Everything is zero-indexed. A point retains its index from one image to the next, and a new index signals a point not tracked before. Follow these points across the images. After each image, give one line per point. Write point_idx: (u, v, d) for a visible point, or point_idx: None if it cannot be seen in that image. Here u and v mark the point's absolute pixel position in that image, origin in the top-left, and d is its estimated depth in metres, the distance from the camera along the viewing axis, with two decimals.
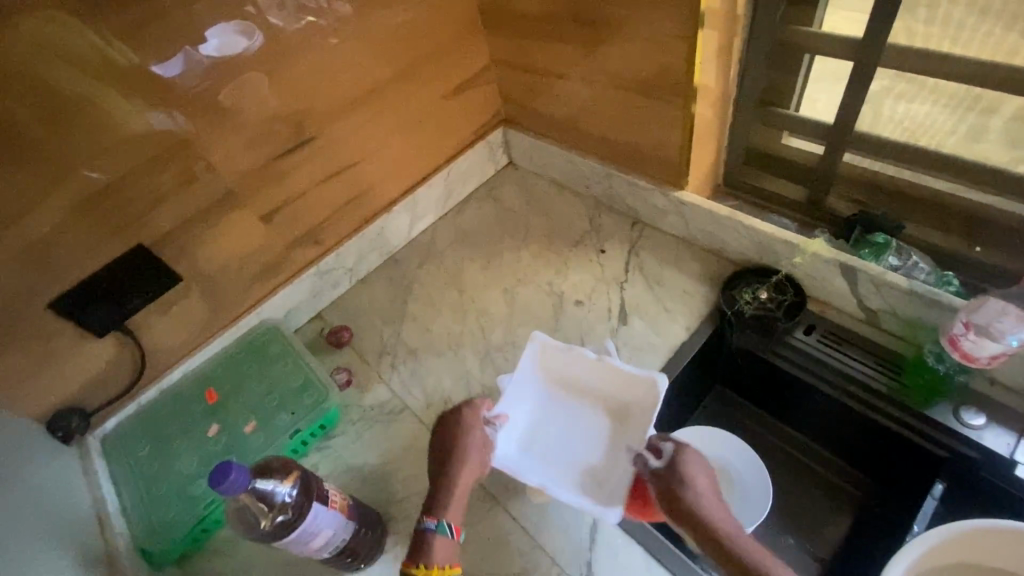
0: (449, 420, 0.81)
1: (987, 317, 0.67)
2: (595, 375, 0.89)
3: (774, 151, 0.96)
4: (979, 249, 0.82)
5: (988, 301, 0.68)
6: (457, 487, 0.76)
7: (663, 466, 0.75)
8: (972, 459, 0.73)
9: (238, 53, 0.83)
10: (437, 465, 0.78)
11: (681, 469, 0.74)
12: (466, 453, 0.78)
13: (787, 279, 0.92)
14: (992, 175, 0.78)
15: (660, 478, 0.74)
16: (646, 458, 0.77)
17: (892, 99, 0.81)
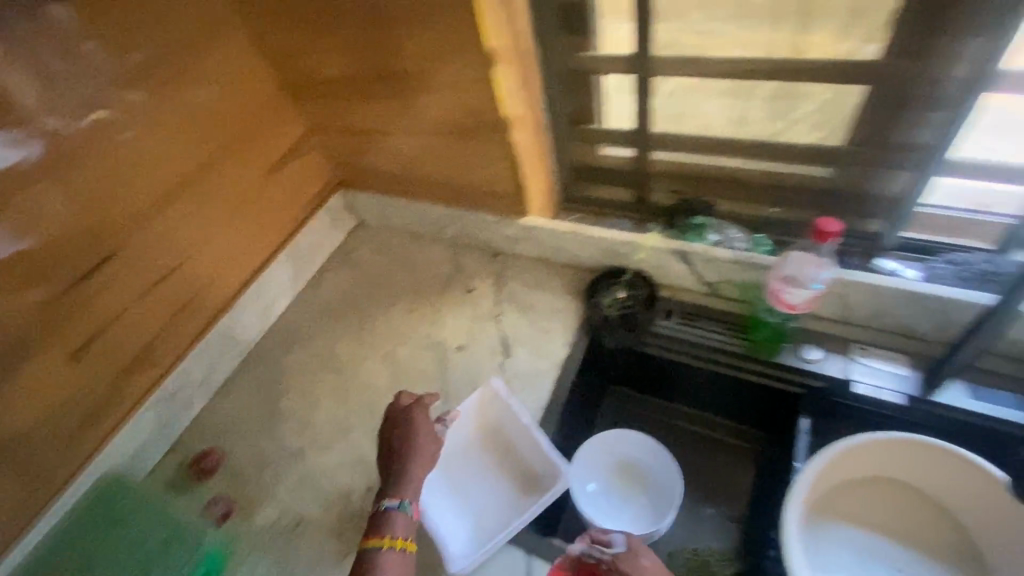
0: (411, 405, 0.81)
1: (794, 269, 0.79)
2: (526, 442, 0.87)
3: (595, 163, 1.03)
4: (775, 209, 0.95)
5: (790, 255, 0.80)
6: (413, 471, 0.75)
7: (620, 553, 0.67)
8: (821, 389, 0.84)
9: (8, 167, 0.70)
10: (397, 447, 0.77)
11: (637, 555, 0.67)
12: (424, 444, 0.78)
13: (636, 275, 0.99)
14: (769, 149, 0.89)
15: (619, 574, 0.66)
16: (595, 549, 0.69)
17: (671, 100, 0.92)
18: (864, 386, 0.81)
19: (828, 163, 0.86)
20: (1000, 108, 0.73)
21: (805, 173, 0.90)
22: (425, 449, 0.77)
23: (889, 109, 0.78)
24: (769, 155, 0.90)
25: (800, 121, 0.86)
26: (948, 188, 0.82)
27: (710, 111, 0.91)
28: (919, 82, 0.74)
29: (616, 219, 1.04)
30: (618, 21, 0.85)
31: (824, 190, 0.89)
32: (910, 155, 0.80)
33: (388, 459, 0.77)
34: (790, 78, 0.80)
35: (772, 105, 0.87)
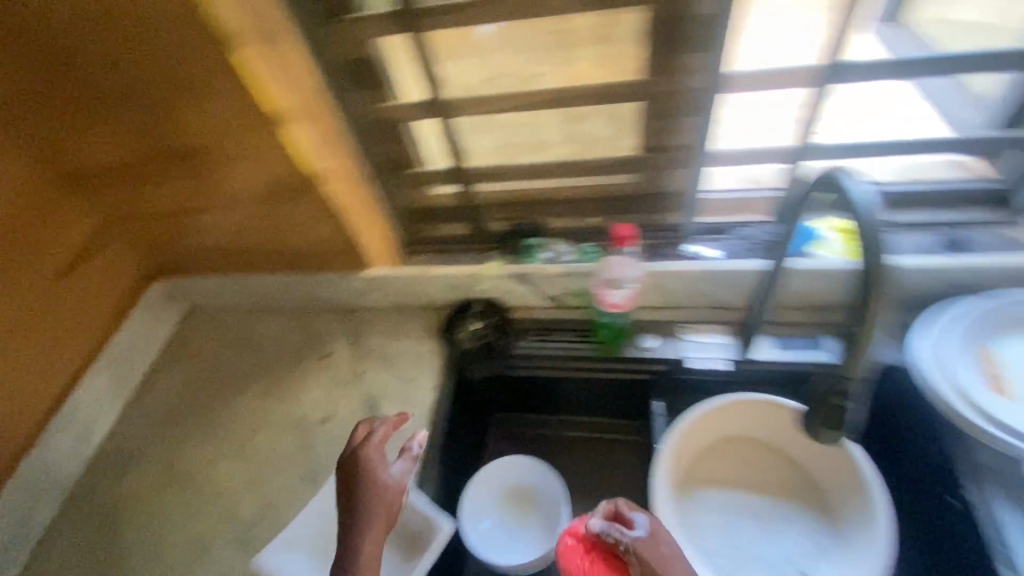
0: (373, 440, 0.73)
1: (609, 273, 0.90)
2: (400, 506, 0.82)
3: (427, 203, 1.03)
4: (590, 220, 1.02)
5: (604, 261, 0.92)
6: (368, 538, 0.65)
7: (642, 538, 0.64)
8: (662, 371, 0.92)
9: None
10: (355, 493, 0.69)
11: (657, 543, 0.64)
12: (386, 491, 0.70)
13: (487, 305, 1.00)
14: (574, 166, 0.94)
15: (640, 559, 0.63)
16: (615, 530, 0.65)
17: (474, 135, 0.96)
18: (694, 359, 0.91)
19: (631, 172, 0.93)
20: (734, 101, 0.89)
21: (616, 182, 0.96)
22: (382, 507, 0.68)
23: (659, 118, 0.85)
24: (575, 171, 0.94)
25: (596, 137, 0.93)
26: (721, 172, 0.97)
27: (517, 141, 0.96)
28: (675, 93, 0.81)
29: (457, 254, 1.07)
30: (396, 52, 0.85)
31: (625, 197, 0.97)
32: (680, 155, 0.89)
33: (344, 523, 0.68)
34: (572, 104, 0.83)
35: (570, 126, 0.93)
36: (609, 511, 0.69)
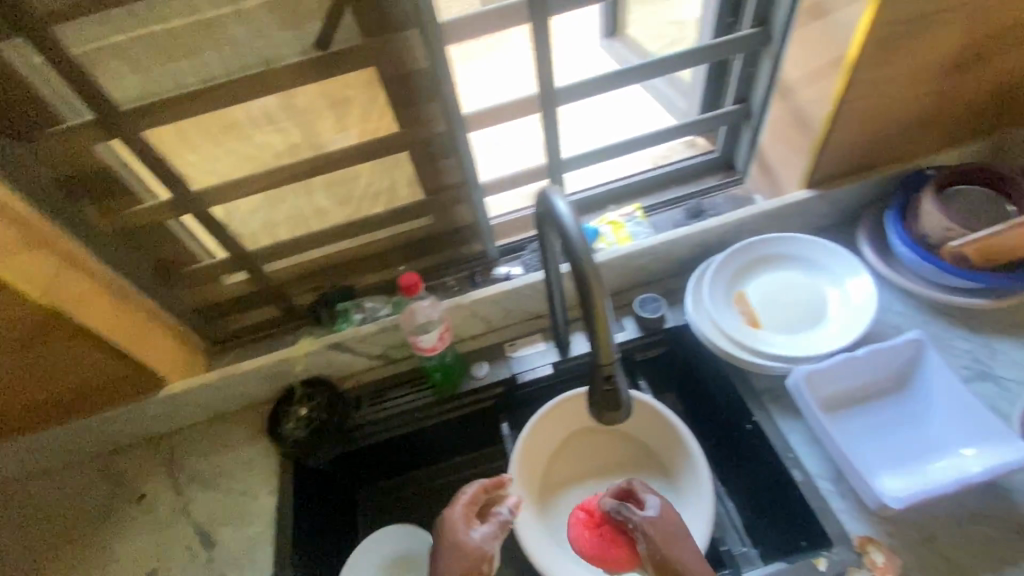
0: (456, 505, 0.65)
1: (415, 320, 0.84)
2: None
3: (219, 299, 0.96)
4: (403, 267, 1.02)
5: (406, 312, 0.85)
6: None
7: (653, 518, 0.62)
8: (503, 393, 0.93)
9: None
10: (437, 559, 0.63)
11: (665, 524, 0.62)
12: (464, 554, 0.62)
13: (312, 382, 0.95)
14: (359, 224, 0.93)
15: (647, 540, 0.61)
16: (628, 509, 0.64)
17: (241, 214, 0.88)
18: (526, 372, 0.93)
19: (420, 217, 0.96)
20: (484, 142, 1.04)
21: (409, 229, 0.97)
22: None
23: (425, 164, 0.89)
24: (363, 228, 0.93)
25: (371, 194, 0.91)
26: (497, 202, 1.09)
27: (290, 216, 0.90)
28: (424, 140, 0.85)
29: (273, 340, 1.00)
30: (121, 151, 0.77)
31: (428, 237, 0.99)
32: (459, 192, 0.93)
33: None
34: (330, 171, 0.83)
35: (335, 191, 0.89)
36: (621, 491, 0.67)
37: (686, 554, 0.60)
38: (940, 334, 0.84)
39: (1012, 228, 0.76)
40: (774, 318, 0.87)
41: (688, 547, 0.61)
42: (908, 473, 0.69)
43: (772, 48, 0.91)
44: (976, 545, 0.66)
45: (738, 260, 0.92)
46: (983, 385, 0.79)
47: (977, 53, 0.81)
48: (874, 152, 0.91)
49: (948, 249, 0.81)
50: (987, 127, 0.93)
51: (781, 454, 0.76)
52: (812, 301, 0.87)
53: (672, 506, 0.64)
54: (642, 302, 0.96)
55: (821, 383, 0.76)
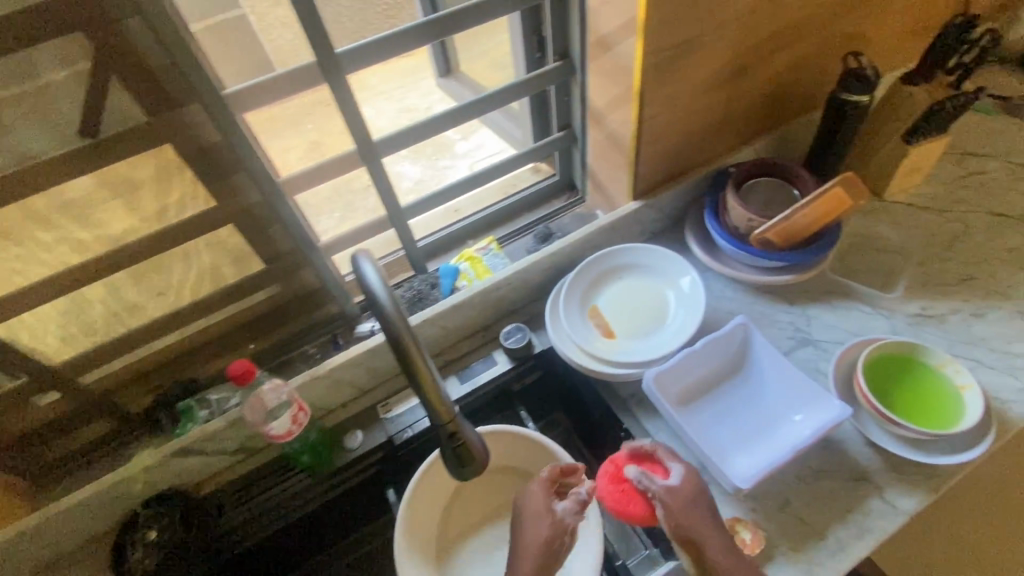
0: (538, 479, 0.73)
1: (261, 407, 0.76)
2: None
3: (27, 425, 0.79)
4: (254, 344, 0.94)
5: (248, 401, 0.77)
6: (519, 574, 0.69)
7: (675, 485, 0.70)
8: (384, 457, 0.88)
9: None
10: (522, 530, 0.69)
11: (684, 493, 0.69)
12: (550, 525, 0.68)
13: (160, 497, 0.84)
14: (187, 310, 0.84)
15: (663, 505, 0.68)
16: (649, 478, 0.70)
17: (34, 330, 0.75)
18: (399, 427, 0.88)
19: (261, 289, 0.89)
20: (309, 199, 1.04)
21: (251, 302, 0.89)
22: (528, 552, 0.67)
23: (251, 236, 0.83)
24: (195, 315, 0.85)
25: (197, 276, 0.83)
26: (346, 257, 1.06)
27: (101, 317, 0.79)
28: (242, 212, 0.79)
29: (108, 461, 0.86)
30: None
31: (275, 308, 0.93)
32: (298, 257, 0.89)
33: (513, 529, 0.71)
34: (136, 262, 0.75)
35: (150, 283, 0.80)
36: (647, 456, 0.74)
37: (704, 524, 0.67)
38: (766, 312, 0.94)
39: (803, 209, 0.86)
40: (626, 325, 0.92)
41: (708, 516, 0.68)
42: (757, 449, 0.76)
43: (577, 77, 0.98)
44: (823, 500, 0.73)
45: (586, 275, 0.96)
46: (806, 350, 0.89)
47: (742, 64, 0.93)
48: (682, 159, 1.01)
49: (756, 237, 0.90)
50: (769, 124, 1.07)
51: None
52: (656, 305, 0.93)
53: (697, 477, 0.71)
54: (507, 333, 0.95)
55: (673, 381, 0.81)
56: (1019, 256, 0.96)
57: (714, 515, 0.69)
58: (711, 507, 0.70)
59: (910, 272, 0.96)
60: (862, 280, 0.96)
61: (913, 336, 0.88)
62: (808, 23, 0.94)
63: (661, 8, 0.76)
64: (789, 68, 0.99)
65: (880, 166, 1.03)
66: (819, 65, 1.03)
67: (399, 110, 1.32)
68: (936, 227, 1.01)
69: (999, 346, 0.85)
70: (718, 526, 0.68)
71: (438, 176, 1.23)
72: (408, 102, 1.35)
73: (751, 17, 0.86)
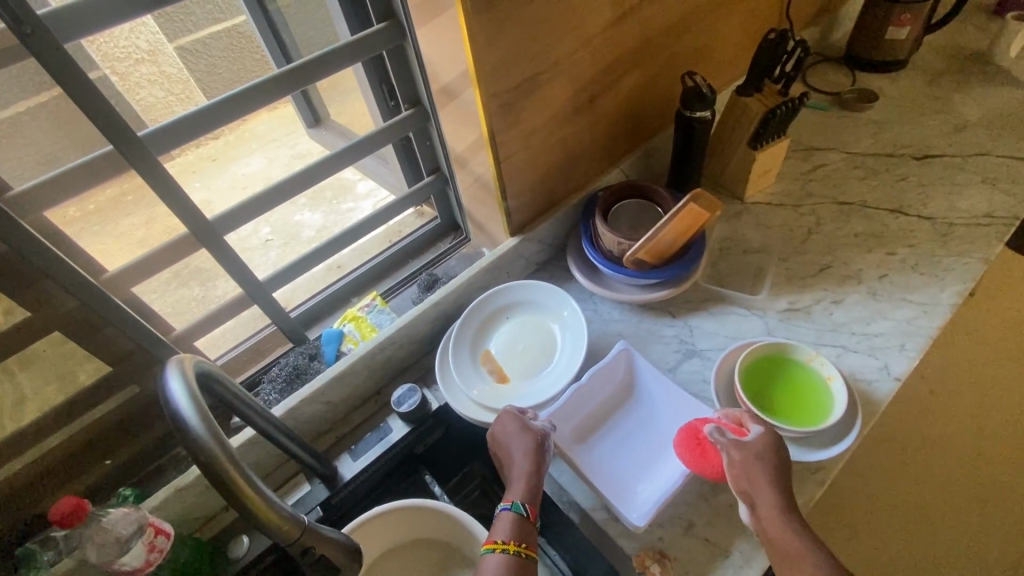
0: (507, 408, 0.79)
1: (112, 533, 0.67)
2: None
3: None
4: (112, 458, 0.82)
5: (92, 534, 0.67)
6: (516, 481, 0.71)
7: (749, 441, 0.70)
8: (277, 560, 0.80)
9: None
10: (509, 452, 0.74)
11: (753, 447, 0.69)
12: (528, 432, 0.74)
13: None
14: (11, 441, 0.72)
15: (730, 458, 0.70)
16: (722, 433, 0.72)
17: None
18: None
19: (107, 397, 0.79)
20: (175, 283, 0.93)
21: (96, 416, 0.79)
22: (519, 460, 0.72)
23: (83, 342, 0.73)
24: (25, 443, 0.73)
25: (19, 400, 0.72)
26: (212, 342, 0.97)
27: None
28: (63, 319, 0.70)
29: None
30: None
31: (127, 417, 0.82)
32: (144, 356, 0.79)
33: (503, 452, 0.75)
34: None
35: None
36: (733, 420, 0.74)
37: (764, 482, 0.67)
38: (651, 328, 0.95)
39: (664, 228, 0.88)
40: (518, 367, 0.90)
41: (771, 475, 0.67)
42: (655, 473, 0.76)
43: (433, 121, 0.96)
44: (723, 514, 0.74)
45: (472, 321, 0.94)
46: (692, 362, 0.91)
47: (591, 93, 0.95)
48: (551, 190, 1.01)
49: (628, 259, 0.91)
50: (629, 144, 1.10)
51: (557, 500, 0.78)
52: (543, 341, 0.92)
53: (779, 444, 0.70)
54: (400, 397, 0.89)
55: (567, 418, 0.81)
56: (864, 240, 1.04)
57: (784, 477, 0.68)
58: (783, 473, 0.68)
59: (775, 269, 1.01)
60: (733, 284, 1.00)
61: (784, 332, 0.93)
62: (646, 49, 0.98)
63: (490, 54, 0.76)
64: (636, 91, 1.03)
65: (734, 172, 1.09)
66: (665, 85, 1.07)
67: (293, 156, 1.23)
68: (792, 222, 1.08)
69: (858, 329, 0.92)
70: (782, 487, 0.67)
71: (342, 221, 1.17)
72: (302, 148, 1.26)
73: (587, 49, 0.88)
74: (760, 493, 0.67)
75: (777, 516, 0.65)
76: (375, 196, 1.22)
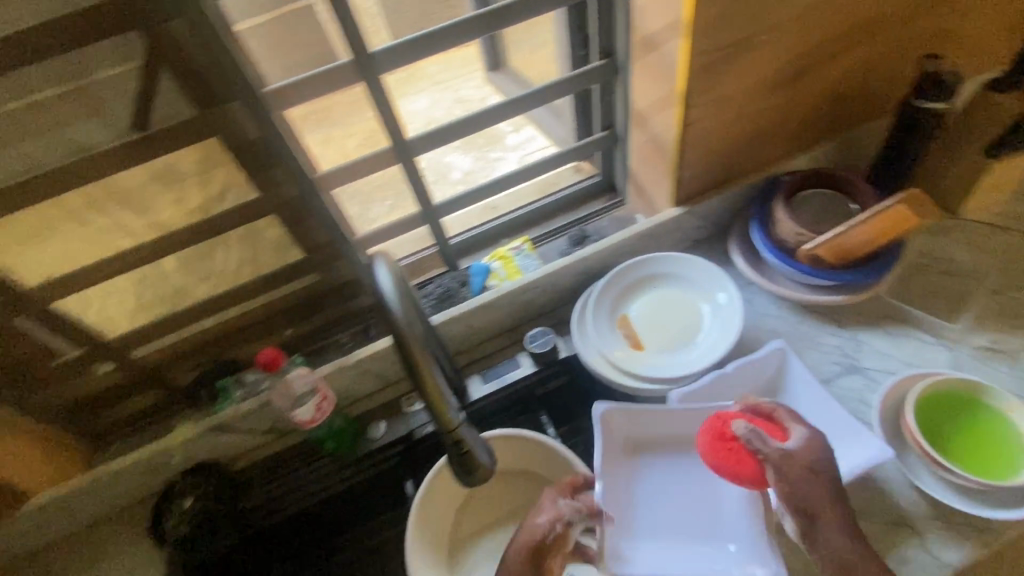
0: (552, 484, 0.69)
1: (301, 386, 0.82)
2: None
3: (89, 393, 0.87)
4: (292, 330, 0.96)
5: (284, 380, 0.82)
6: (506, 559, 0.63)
7: (794, 449, 0.62)
8: (403, 450, 0.90)
9: None
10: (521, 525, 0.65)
11: (803, 457, 0.61)
12: (547, 515, 0.64)
13: (195, 471, 0.89)
14: (228, 296, 0.88)
15: (778, 470, 0.60)
16: (762, 440, 0.61)
17: (103, 301, 0.81)
18: (419, 417, 0.92)
19: (299, 279, 0.91)
20: (358, 194, 1.04)
21: (287, 291, 0.92)
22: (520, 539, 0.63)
23: (291, 227, 0.85)
24: (237, 300, 0.89)
25: (236, 265, 0.87)
26: None
27: (154, 299, 0.85)
28: (281, 205, 0.82)
29: (163, 423, 0.93)
30: None
31: (308, 300, 0.95)
32: (332, 250, 0.90)
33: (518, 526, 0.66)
34: (184, 247, 0.80)
35: (195, 268, 0.84)
36: (761, 415, 0.66)
37: (823, 496, 0.60)
38: (812, 332, 0.88)
39: (859, 227, 0.80)
40: (657, 338, 0.88)
41: (825, 485, 0.61)
42: (729, 511, 0.75)
43: (621, 75, 0.95)
44: None
45: (619, 282, 0.93)
46: (852, 378, 0.83)
47: (805, 65, 0.86)
48: (730, 166, 0.96)
49: (804, 252, 0.84)
50: (831, 130, 0.99)
51: (670, 472, 0.78)
52: (689, 318, 0.89)
53: (821, 447, 0.63)
54: (533, 336, 0.94)
55: (620, 509, 0.74)
56: None
57: (835, 483, 0.62)
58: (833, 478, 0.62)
59: (981, 300, 0.87)
60: (922, 306, 0.88)
61: (976, 372, 0.81)
62: (883, 21, 0.86)
63: (711, 7, 0.72)
64: (857, 70, 0.91)
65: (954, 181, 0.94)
66: (894, 67, 0.94)
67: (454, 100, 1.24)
68: (1017, 251, 0.91)
69: None
70: (833, 493, 0.61)
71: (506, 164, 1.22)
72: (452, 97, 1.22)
73: (814, 15, 0.80)
74: (821, 508, 0.61)
75: (838, 525, 0.61)
76: (522, 149, 1.22)
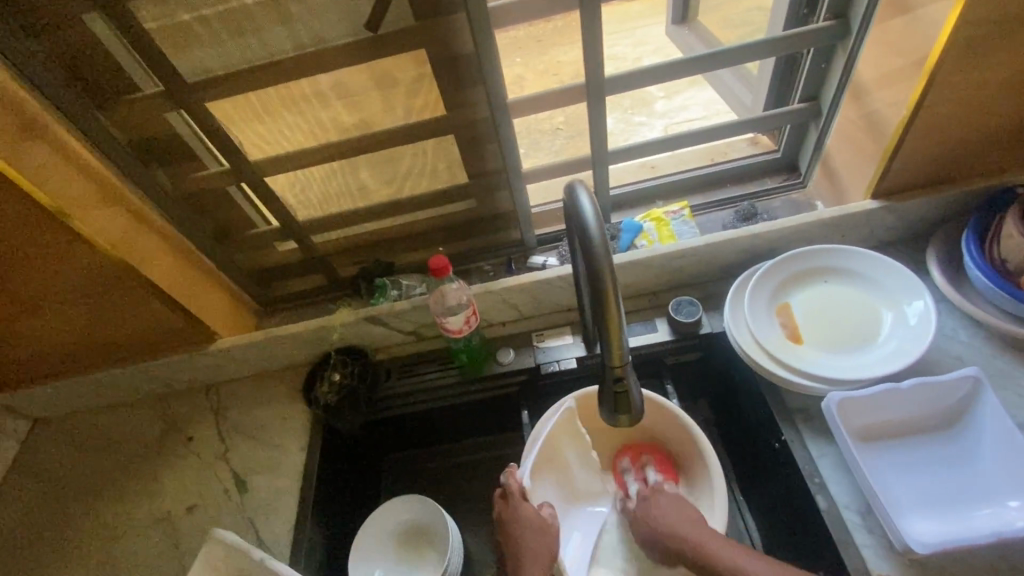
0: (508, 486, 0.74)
1: (454, 297, 0.90)
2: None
3: (273, 263, 1.01)
4: (444, 248, 1.03)
5: (444, 288, 0.89)
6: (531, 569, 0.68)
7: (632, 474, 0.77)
8: (526, 380, 0.95)
9: None
10: (524, 542, 0.70)
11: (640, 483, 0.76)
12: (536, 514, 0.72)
13: (345, 351, 1.00)
14: (401, 204, 0.94)
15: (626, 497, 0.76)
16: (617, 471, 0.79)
17: (302, 186, 0.91)
18: (546, 355, 0.95)
19: (463, 200, 0.96)
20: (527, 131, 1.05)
21: (451, 210, 0.97)
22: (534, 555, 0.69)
23: (470, 148, 0.89)
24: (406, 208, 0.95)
25: (413, 175, 0.92)
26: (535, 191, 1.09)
27: (339, 193, 0.93)
28: (468, 124, 0.85)
29: (322, 304, 1.05)
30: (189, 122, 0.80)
31: (466, 223, 0.99)
32: (500, 178, 0.93)
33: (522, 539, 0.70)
34: (376, 149, 0.86)
35: (379, 171, 0.91)
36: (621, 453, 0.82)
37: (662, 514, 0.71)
38: (1009, 369, 0.76)
39: None
40: (819, 336, 0.82)
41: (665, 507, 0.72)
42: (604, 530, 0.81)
43: (848, 41, 0.84)
44: None
45: (788, 268, 0.86)
46: None
47: None
48: (953, 164, 0.83)
49: None
50: None
51: (806, 476, 0.73)
52: (861, 323, 0.82)
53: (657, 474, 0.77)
54: (678, 305, 0.91)
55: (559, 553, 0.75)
56: None
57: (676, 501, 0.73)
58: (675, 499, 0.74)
59: None
60: None
61: None
62: None
63: None
64: None
65: None
66: None
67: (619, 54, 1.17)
68: None
69: None
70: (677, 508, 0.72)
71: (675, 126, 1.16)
72: (618, 51, 1.13)
73: None
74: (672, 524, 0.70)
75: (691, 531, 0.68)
76: (670, 117, 1.12)
